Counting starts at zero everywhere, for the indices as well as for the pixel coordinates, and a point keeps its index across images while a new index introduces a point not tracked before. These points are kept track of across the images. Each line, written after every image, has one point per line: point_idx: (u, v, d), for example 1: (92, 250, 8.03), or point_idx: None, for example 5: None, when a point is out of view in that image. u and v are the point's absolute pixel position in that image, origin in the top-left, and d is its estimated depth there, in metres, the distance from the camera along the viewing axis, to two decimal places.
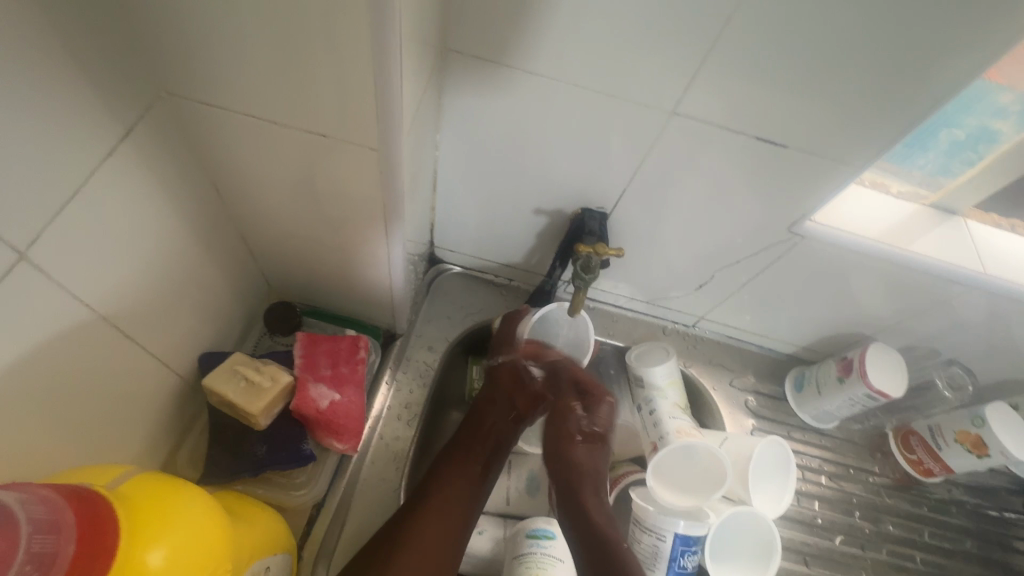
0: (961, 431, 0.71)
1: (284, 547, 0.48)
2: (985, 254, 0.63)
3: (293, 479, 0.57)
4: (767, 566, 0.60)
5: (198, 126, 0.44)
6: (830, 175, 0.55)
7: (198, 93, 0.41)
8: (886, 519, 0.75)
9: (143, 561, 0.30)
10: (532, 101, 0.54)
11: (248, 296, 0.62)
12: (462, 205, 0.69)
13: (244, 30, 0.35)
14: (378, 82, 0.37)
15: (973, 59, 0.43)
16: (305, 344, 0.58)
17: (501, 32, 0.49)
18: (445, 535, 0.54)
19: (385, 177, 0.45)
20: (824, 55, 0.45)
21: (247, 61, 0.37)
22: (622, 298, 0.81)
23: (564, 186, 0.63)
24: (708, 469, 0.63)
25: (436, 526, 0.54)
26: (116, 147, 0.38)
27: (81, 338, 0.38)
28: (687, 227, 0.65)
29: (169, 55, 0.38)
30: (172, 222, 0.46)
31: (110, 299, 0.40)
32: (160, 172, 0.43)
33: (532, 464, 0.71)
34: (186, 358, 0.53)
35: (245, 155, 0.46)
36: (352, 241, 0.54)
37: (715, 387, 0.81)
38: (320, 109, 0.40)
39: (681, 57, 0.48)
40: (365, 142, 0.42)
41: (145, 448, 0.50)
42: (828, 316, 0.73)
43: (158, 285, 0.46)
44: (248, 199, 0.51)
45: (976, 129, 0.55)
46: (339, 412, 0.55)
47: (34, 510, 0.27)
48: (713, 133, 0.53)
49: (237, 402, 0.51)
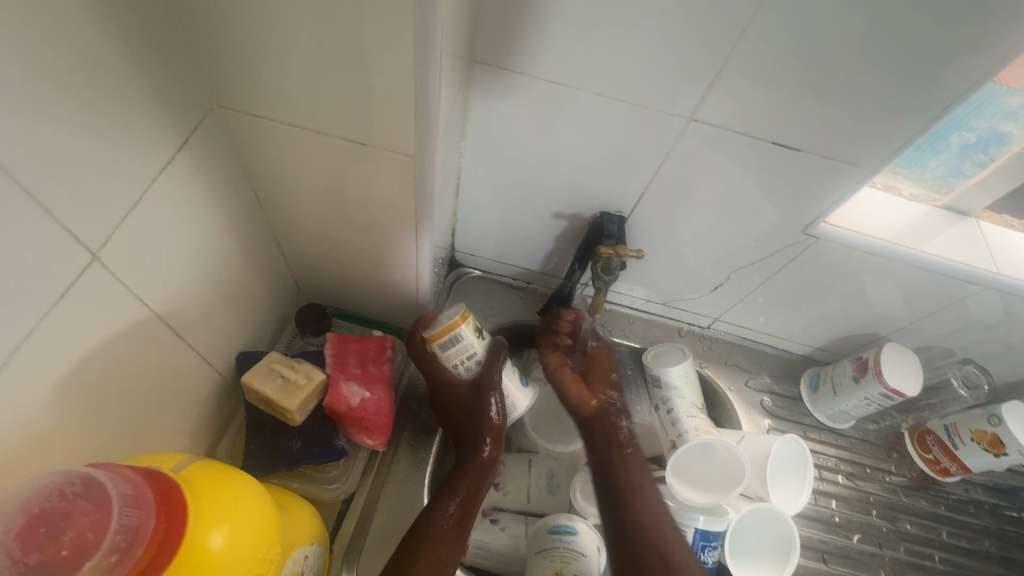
0: (977, 430, 0.72)
1: (319, 536, 0.50)
2: (999, 255, 0.64)
3: (327, 473, 0.59)
4: (786, 560, 0.61)
5: (244, 136, 0.46)
6: (845, 178, 0.56)
7: (248, 105, 0.43)
8: (903, 518, 0.76)
9: (206, 541, 0.32)
10: (555, 109, 0.57)
11: (279, 299, 0.65)
12: (483, 210, 0.71)
13: (295, 46, 0.38)
14: (418, 92, 0.39)
15: (982, 64, 0.45)
16: (335, 344, 0.61)
17: (526, 44, 0.52)
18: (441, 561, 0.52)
19: (418, 182, 0.47)
20: (838, 61, 0.47)
21: (296, 74, 0.40)
22: (638, 300, 0.83)
23: (584, 191, 0.65)
24: (727, 466, 0.63)
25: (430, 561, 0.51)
26: (174, 156, 0.40)
27: (139, 335, 0.41)
28: (704, 230, 0.67)
29: (224, 69, 0.41)
30: (217, 227, 0.48)
31: (165, 298, 0.43)
32: (209, 179, 0.45)
33: (553, 462, 0.71)
34: (225, 357, 0.55)
35: (285, 162, 0.48)
36: (382, 244, 0.56)
37: (731, 388, 0.82)
38: (362, 119, 0.42)
39: (699, 64, 0.50)
40: (401, 150, 0.44)
41: (188, 443, 0.52)
42: (843, 316, 0.74)
43: (204, 286, 0.48)
44: (285, 205, 0.53)
45: (986, 132, 0.56)
46: (369, 408, 0.58)
47: (120, 485, 0.30)
48: (730, 138, 0.55)
49: (274, 398, 0.53)
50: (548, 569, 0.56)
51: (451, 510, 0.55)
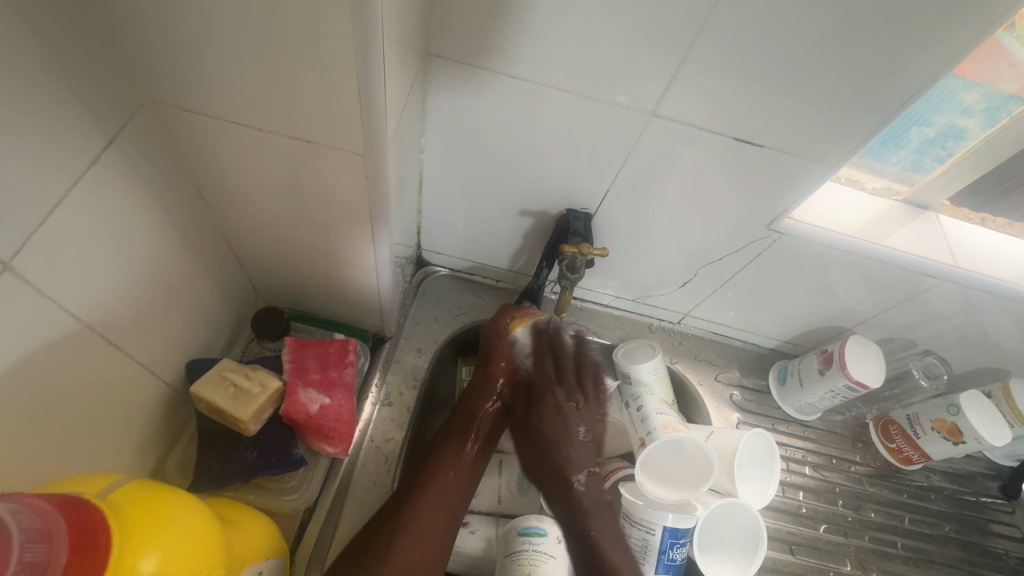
0: (937, 419, 0.74)
1: (276, 552, 0.48)
2: (956, 248, 0.65)
3: (284, 484, 0.57)
4: (754, 555, 0.62)
5: (183, 133, 0.44)
6: (807, 173, 0.56)
7: (183, 100, 0.41)
8: (867, 506, 0.77)
9: (136, 567, 0.30)
10: (516, 104, 0.55)
11: (234, 302, 0.62)
12: (448, 208, 0.70)
13: (229, 37, 0.36)
14: (363, 87, 0.37)
15: (937, 60, 0.45)
16: (294, 349, 0.58)
17: (484, 37, 0.50)
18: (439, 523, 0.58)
19: (370, 181, 0.45)
20: (798, 56, 0.47)
21: (233, 67, 0.38)
22: (609, 296, 0.82)
23: (549, 187, 0.64)
24: (696, 463, 0.63)
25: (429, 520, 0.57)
26: (99, 156, 0.38)
27: (67, 347, 0.38)
28: (672, 226, 0.66)
29: (154, 63, 0.38)
30: (156, 229, 0.45)
31: (96, 307, 0.40)
32: (143, 179, 0.43)
33: (523, 461, 0.70)
34: (172, 366, 0.52)
35: (230, 160, 0.46)
36: (339, 245, 0.54)
37: (701, 382, 0.83)
38: (307, 115, 0.40)
39: (660, 59, 0.49)
40: (350, 147, 0.42)
41: (133, 457, 0.49)
42: (809, 309, 0.75)
43: (143, 292, 0.45)
44: (233, 205, 0.51)
45: (944, 127, 0.57)
46: (329, 415, 0.56)
47: (24, 519, 0.28)
48: (693, 134, 0.55)
49: (226, 408, 0.51)
50: (517, 572, 0.55)
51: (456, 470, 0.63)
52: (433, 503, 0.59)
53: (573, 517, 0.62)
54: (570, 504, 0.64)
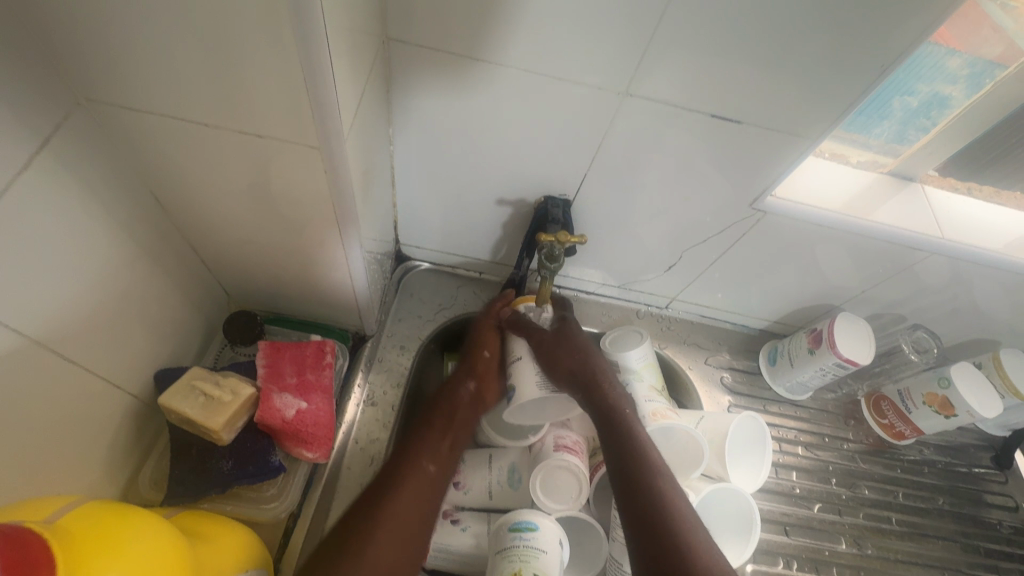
0: (929, 393, 0.73)
1: (256, 562, 0.48)
2: (943, 218, 0.64)
3: (262, 492, 0.56)
4: (748, 538, 0.61)
5: (125, 132, 0.42)
6: (788, 148, 0.54)
7: (120, 97, 0.39)
8: (861, 483, 0.77)
9: None
10: (483, 89, 0.53)
11: (204, 308, 0.60)
12: (424, 201, 0.68)
13: (157, 24, 0.33)
14: (309, 75, 0.35)
15: (915, 27, 0.43)
16: (268, 353, 0.57)
17: (445, 19, 0.48)
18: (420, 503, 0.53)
19: (331, 176, 0.43)
20: (774, 28, 0.45)
21: (166, 59, 0.35)
22: (594, 284, 0.81)
23: (524, 175, 0.62)
24: (686, 448, 0.63)
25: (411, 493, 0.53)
26: (31, 160, 0.36)
27: (12, 365, 0.37)
28: (653, 210, 0.64)
29: (82, 56, 0.36)
30: (105, 234, 0.43)
31: (43, 321, 0.39)
32: (85, 182, 0.41)
33: (513, 456, 0.68)
34: (138, 377, 0.51)
35: (181, 160, 0.44)
36: (307, 244, 0.52)
37: (692, 367, 0.81)
38: (255, 108, 0.38)
39: (628, 36, 0.47)
40: (303, 140, 0.40)
41: (100, 472, 0.48)
42: (796, 288, 0.74)
43: (96, 301, 0.43)
44: (194, 207, 0.49)
45: (928, 95, 0.55)
46: (307, 420, 0.54)
47: None
48: (668, 113, 0.53)
49: (196, 419, 0.49)
50: (507, 570, 0.53)
51: (442, 447, 0.59)
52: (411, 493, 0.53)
53: (616, 439, 0.58)
54: (613, 424, 0.59)
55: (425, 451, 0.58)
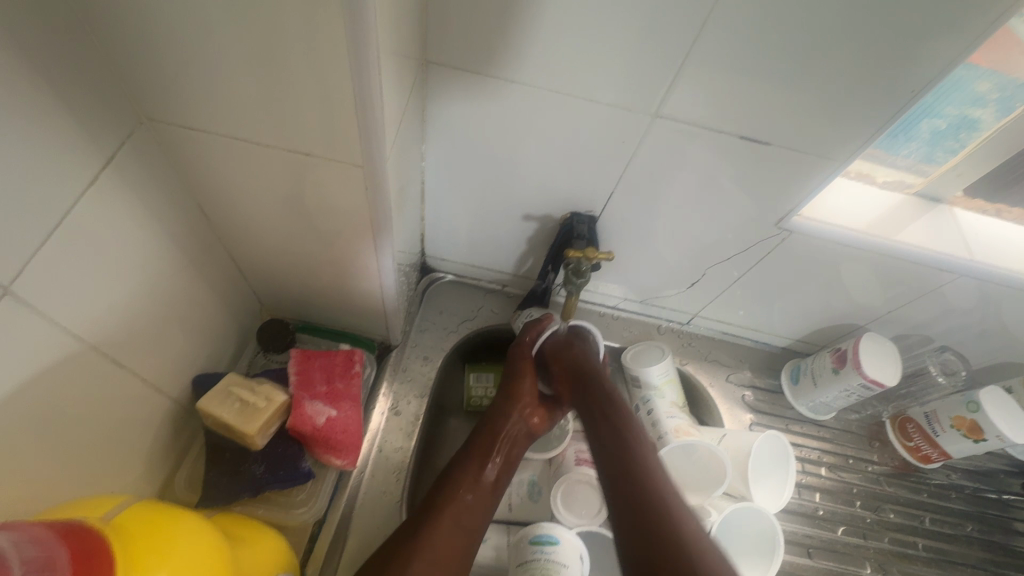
0: (957, 417, 0.72)
1: (289, 567, 0.49)
2: (972, 241, 0.63)
3: (293, 497, 0.57)
4: (770, 561, 0.60)
5: (180, 149, 0.44)
6: (814, 171, 0.55)
7: (178, 116, 0.41)
8: (887, 507, 0.76)
9: None
10: (515, 109, 0.55)
11: (239, 315, 0.62)
12: (452, 215, 0.69)
13: (217, 48, 0.35)
14: (359, 95, 0.37)
15: (946, 54, 0.44)
16: (300, 360, 0.58)
17: (482, 42, 0.49)
18: (460, 534, 0.51)
19: (371, 191, 0.45)
20: (806, 51, 0.45)
21: (224, 82, 0.38)
22: (616, 299, 0.81)
23: (552, 193, 0.64)
24: (708, 468, 0.62)
25: (449, 528, 0.51)
26: (97, 176, 0.38)
27: (69, 368, 0.39)
28: (677, 227, 0.65)
29: (146, 79, 0.38)
30: (156, 244, 0.45)
31: (95, 327, 0.40)
32: (142, 195, 0.43)
33: (532, 469, 0.69)
34: (178, 381, 0.53)
35: (228, 174, 0.46)
36: (341, 255, 0.54)
37: (712, 384, 0.81)
38: (302, 126, 0.40)
39: (660, 60, 0.48)
40: (348, 159, 0.42)
41: (140, 472, 0.50)
42: (820, 307, 0.74)
43: (144, 307, 0.45)
44: (236, 218, 0.51)
45: (957, 118, 0.55)
46: (336, 427, 0.56)
47: (26, 550, 0.27)
48: (696, 133, 0.53)
49: (232, 423, 0.51)
50: None
51: (486, 478, 0.57)
52: (452, 527, 0.51)
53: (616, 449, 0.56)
54: (617, 439, 0.57)
55: (474, 483, 0.56)
